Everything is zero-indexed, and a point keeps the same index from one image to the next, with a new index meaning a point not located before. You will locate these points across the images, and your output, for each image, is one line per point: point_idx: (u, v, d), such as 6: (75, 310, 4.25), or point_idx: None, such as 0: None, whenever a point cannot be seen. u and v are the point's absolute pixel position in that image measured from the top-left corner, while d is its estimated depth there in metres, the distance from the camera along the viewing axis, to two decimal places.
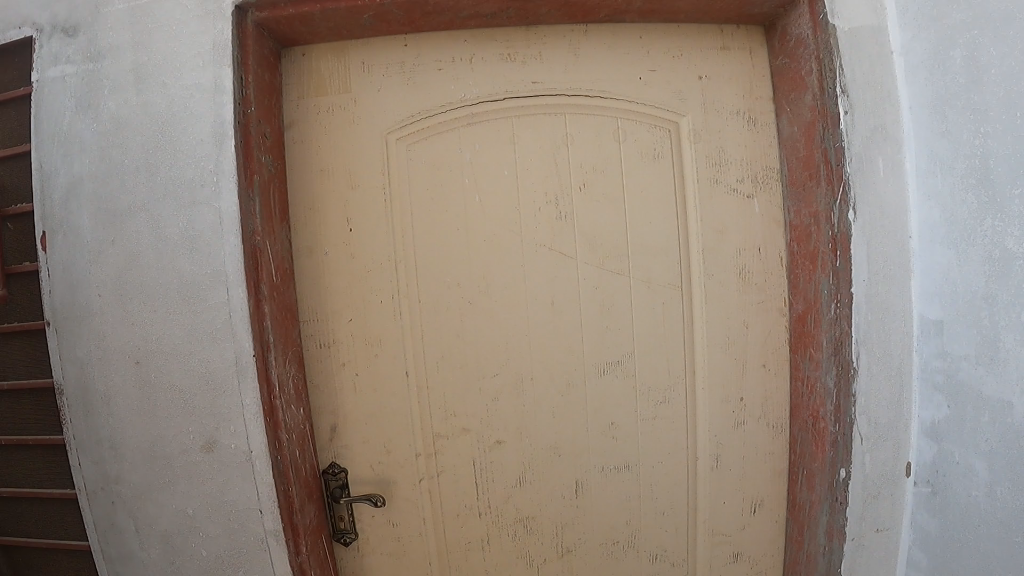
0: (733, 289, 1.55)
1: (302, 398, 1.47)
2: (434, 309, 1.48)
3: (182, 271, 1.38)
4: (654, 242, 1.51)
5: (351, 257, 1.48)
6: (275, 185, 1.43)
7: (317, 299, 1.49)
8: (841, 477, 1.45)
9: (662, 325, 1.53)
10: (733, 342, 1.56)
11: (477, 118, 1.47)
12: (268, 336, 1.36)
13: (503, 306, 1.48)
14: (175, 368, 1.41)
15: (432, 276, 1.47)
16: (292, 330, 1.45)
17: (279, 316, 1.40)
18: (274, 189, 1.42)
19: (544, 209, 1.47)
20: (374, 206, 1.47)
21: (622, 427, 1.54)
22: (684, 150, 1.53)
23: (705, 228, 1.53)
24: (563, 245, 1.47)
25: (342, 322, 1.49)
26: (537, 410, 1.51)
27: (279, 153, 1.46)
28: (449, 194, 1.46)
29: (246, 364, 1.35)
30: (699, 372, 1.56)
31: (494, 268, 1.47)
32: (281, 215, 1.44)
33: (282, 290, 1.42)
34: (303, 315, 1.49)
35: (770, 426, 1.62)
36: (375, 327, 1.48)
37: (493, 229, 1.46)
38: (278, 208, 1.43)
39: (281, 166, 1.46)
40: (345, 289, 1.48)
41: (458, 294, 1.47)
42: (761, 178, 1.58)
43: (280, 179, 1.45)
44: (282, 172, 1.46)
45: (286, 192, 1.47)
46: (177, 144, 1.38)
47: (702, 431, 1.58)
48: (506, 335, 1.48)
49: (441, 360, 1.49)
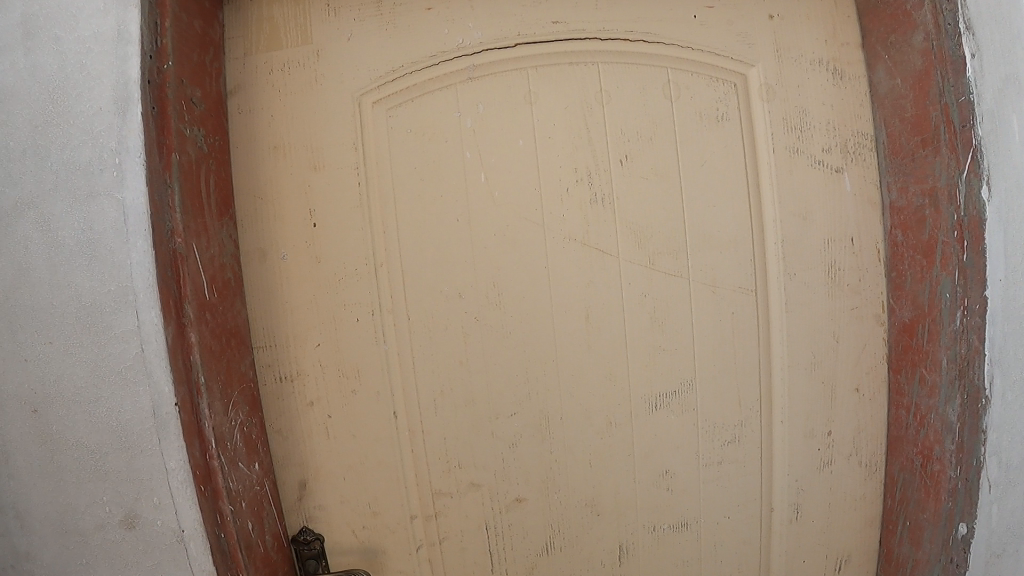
0: (820, 292, 1.17)
1: (255, 450, 1.08)
2: (425, 330, 1.08)
3: (80, 289, 1.01)
4: (722, 233, 1.11)
5: (317, 263, 1.10)
6: (210, 169, 1.05)
7: (275, 319, 1.11)
8: (960, 534, 1.10)
9: (730, 344, 1.13)
10: (820, 362, 1.19)
11: (482, 71, 1.08)
12: (198, 376, 0.99)
13: (520, 324, 1.06)
14: (79, 418, 1.04)
15: (421, 287, 1.07)
16: (240, 363, 1.08)
17: (218, 347, 1.03)
18: (208, 174, 1.05)
19: (573, 190, 1.06)
20: (347, 193, 1.09)
21: (679, 475, 1.16)
22: (755, 110, 1.15)
23: (785, 213, 1.15)
24: (601, 239, 1.06)
25: (308, 348, 1.11)
26: (569, 460, 1.11)
27: (217, 125, 1.08)
28: (442, 172, 1.06)
29: (167, 415, 0.99)
30: (777, 403, 1.18)
31: (506, 273, 1.06)
32: (222, 208, 1.07)
33: (223, 311, 1.05)
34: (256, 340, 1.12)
35: (863, 465, 1.26)
36: (352, 355, 1.10)
37: (503, 218, 1.06)
38: (216, 198, 1.06)
39: (222, 143, 1.09)
40: (309, 304, 1.11)
41: (458, 310, 1.07)
42: (852, 147, 1.20)
43: (217, 160, 1.07)
44: (213, 146, 1.06)
45: (222, 174, 1.08)
46: (72, 115, 1.00)
47: (780, 477, 1.21)
48: (523, 365, 1.07)
49: (439, 399, 1.09)
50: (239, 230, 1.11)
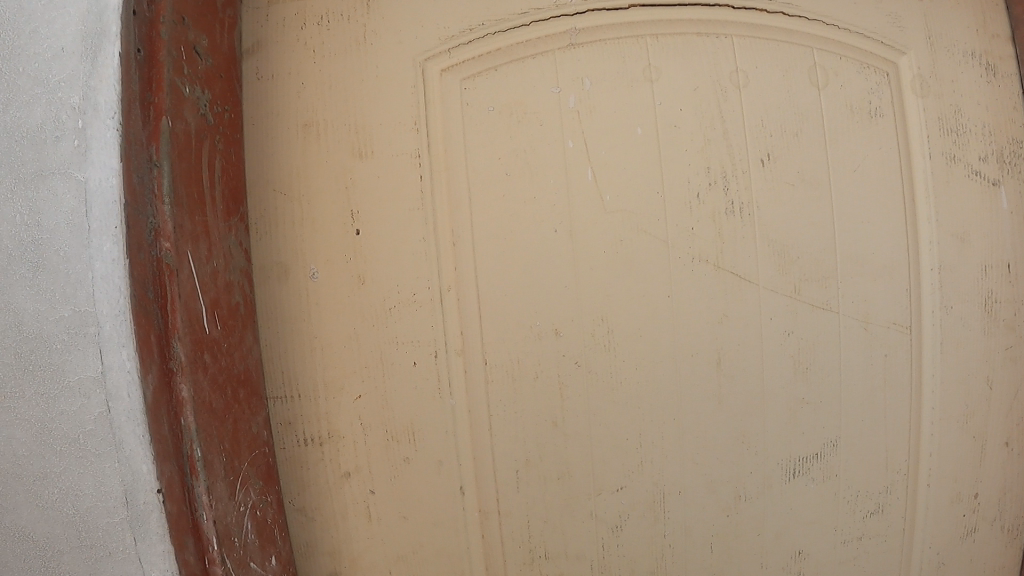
0: (977, 330, 0.96)
1: (270, 534, 0.82)
2: (507, 378, 0.80)
3: (19, 314, 0.69)
4: (875, 255, 0.89)
5: (360, 286, 0.82)
6: (215, 150, 0.79)
7: (301, 361, 0.86)
8: None
9: (880, 394, 0.91)
10: (972, 414, 0.98)
11: (586, 37, 0.82)
12: (191, 448, 0.71)
13: (634, 370, 0.80)
14: (14, 506, 0.71)
15: (502, 319, 0.80)
16: (250, 418, 0.81)
17: (221, 403, 0.75)
18: (212, 156, 0.78)
19: (705, 196, 0.81)
20: (404, 192, 0.81)
21: (813, 556, 0.92)
22: (906, 105, 0.94)
23: (941, 232, 0.94)
24: (740, 261, 0.82)
25: (344, 400, 0.85)
26: (685, 543, 0.86)
27: (226, 89, 0.81)
28: (534, 167, 0.80)
29: (146, 506, 0.69)
30: (925, 463, 0.96)
31: (618, 303, 0.79)
32: (230, 206, 0.81)
33: (231, 347, 0.79)
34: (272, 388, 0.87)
35: (1004, 530, 1.02)
36: (406, 411, 0.83)
37: (616, 229, 0.79)
38: (223, 190, 0.80)
39: (235, 119, 0.84)
40: (347, 340, 0.83)
41: (551, 352, 0.80)
42: (1009, 156, 0.98)
43: (223, 137, 0.81)
44: (213, 108, 0.78)
45: (229, 156, 0.82)
46: (15, 58, 0.68)
47: (918, 549, 0.98)
48: (637, 425, 0.82)
49: (523, 470, 0.82)
50: (255, 239, 0.86)
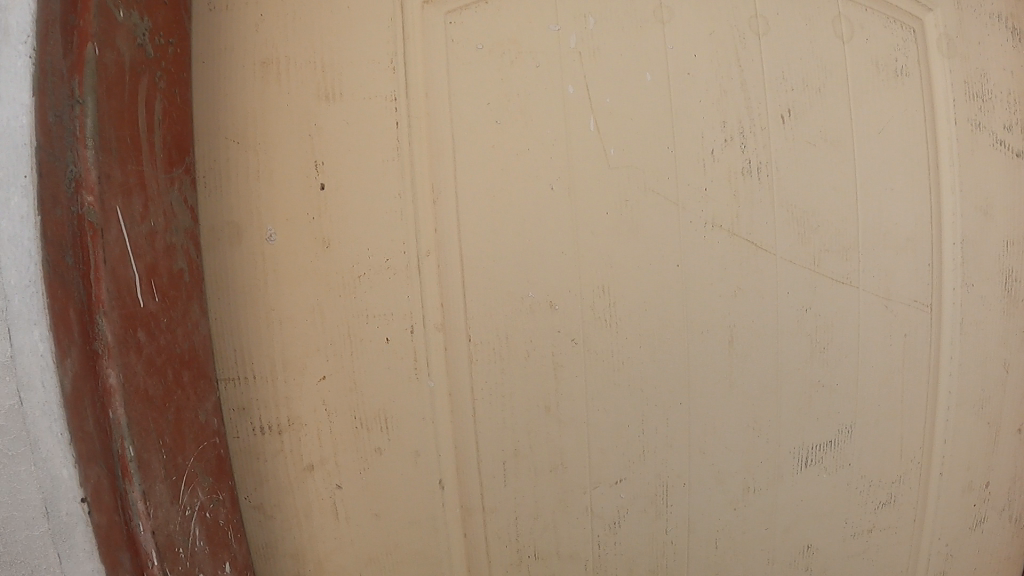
0: (998, 311, 0.89)
1: (221, 539, 0.71)
2: (494, 358, 0.70)
3: None
4: (897, 226, 0.82)
5: (326, 251, 0.71)
6: (155, 88, 0.66)
7: (256, 338, 0.74)
8: None
9: (897, 377, 0.84)
10: (989, 400, 0.91)
11: None
12: (122, 448, 0.60)
13: (638, 350, 0.71)
14: None
15: (489, 290, 0.69)
16: (196, 407, 0.70)
17: (161, 391, 0.65)
18: (152, 98, 0.66)
19: (720, 153, 0.72)
20: (377, 142, 0.70)
21: (823, 552, 0.85)
22: (935, 65, 0.85)
23: (966, 204, 0.86)
24: (757, 227, 0.73)
25: (306, 382, 0.74)
26: (688, 540, 0.78)
27: (170, 19, 0.69)
28: (528, 115, 0.69)
29: (70, 517, 0.57)
30: (939, 452, 0.89)
31: (622, 273, 0.70)
32: (171, 154, 0.69)
33: (173, 322, 0.67)
34: (223, 368, 0.75)
35: (1014, 522, 0.97)
36: (378, 394, 0.72)
37: (620, 189, 0.69)
38: (164, 136, 0.68)
39: (181, 56, 0.71)
40: (310, 313, 0.72)
41: (545, 328, 0.69)
42: None
43: (165, 74, 0.68)
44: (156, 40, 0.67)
45: (171, 97, 0.69)
46: None
47: (929, 544, 0.92)
48: (639, 410, 0.73)
49: (511, 460, 0.73)
50: (204, 196, 0.74)
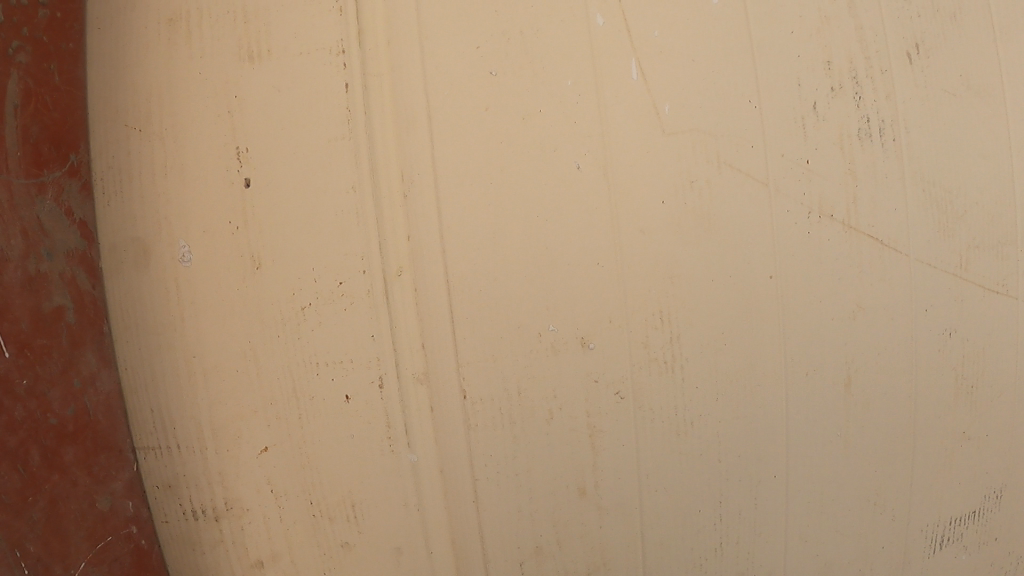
0: None
1: None
2: (501, 421, 0.48)
3: None
4: None
5: (257, 273, 0.49)
6: (10, 64, 0.49)
7: (176, 396, 0.52)
8: None
9: None
10: None
11: None
12: None
13: (711, 402, 0.49)
14: None
15: (491, 322, 0.47)
16: (88, 492, 0.52)
17: (15, 482, 0.48)
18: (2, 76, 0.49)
19: (825, 108, 0.48)
20: (320, 115, 0.48)
21: None
22: None
23: None
24: (878, 217, 0.50)
25: (244, 455, 0.52)
26: None
27: None
28: (536, 63, 0.46)
29: None
30: None
31: (684, 292, 0.47)
32: (40, 149, 0.50)
33: (40, 383, 0.50)
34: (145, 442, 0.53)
35: None
36: (340, 473, 0.51)
37: (680, 166, 0.47)
38: (26, 127, 0.50)
39: (64, 21, 0.52)
40: (241, 361, 0.51)
41: (573, 376, 0.47)
42: None
43: (34, 45, 0.50)
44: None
45: (41, 71, 0.51)
46: None
47: None
48: (713, 486, 0.50)
49: (530, 562, 0.51)
50: (108, 204, 0.52)
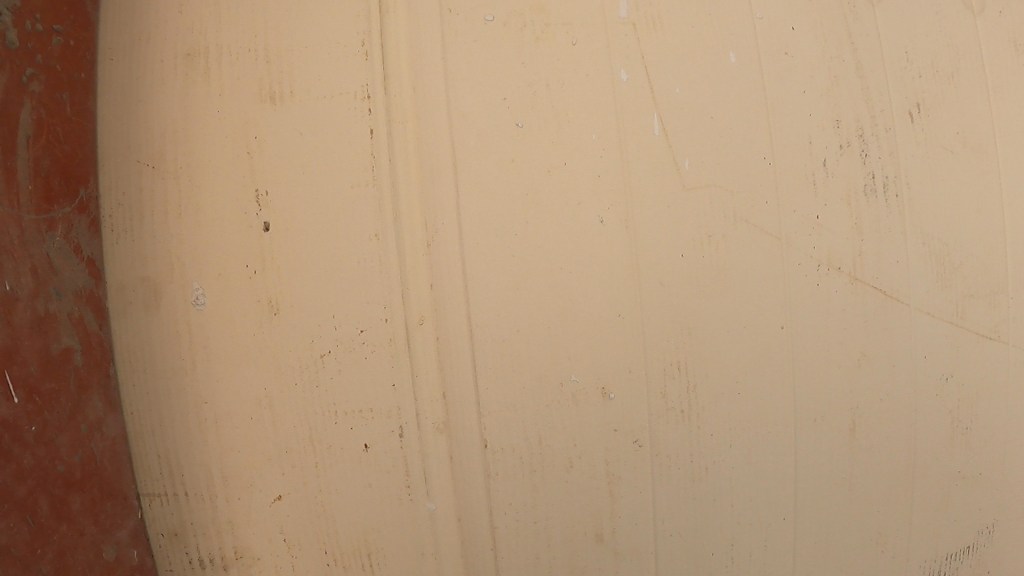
0: None
1: None
2: (520, 469, 0.48)
3: None
4: None
5: (275, 318, 0.49)
6: (19, 90, 0.46)
7: (185, 442, 0.51)
8: None
9: None
10: None
11: None
12: None
13: (726, 449, 0.50)
14: None
15: (512, 371, 0.47)
16: (95, 542, 0.50)
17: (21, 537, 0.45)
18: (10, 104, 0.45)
19: (834, 165, 0.50)
20: (343, 162, 0.48)
21: None
22: None
23: None
24: (882, 268, 0.52)
25: (256, 503, 0.51)
26: None
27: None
28: (561, 116, 0.47)
29: None
30: None
31: (701, 342, 0.48)
32: (51, 183, 0.48)
33: (49, 429, 0.47)
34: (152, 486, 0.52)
35: None
36: (355, 520, 0.50)
37: (698, 219, 0.48)
38: (36, 159, 0.47)
39: (77, 50, 0.50)
40: (256, 407, 0.50)
41: (593, 425, 0.48)
42: None
43: (44, 73, 0.48)
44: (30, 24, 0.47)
45: (51, 103, 0.48)
46: None
47: None
48: (725, 530, 0.51)
49: None
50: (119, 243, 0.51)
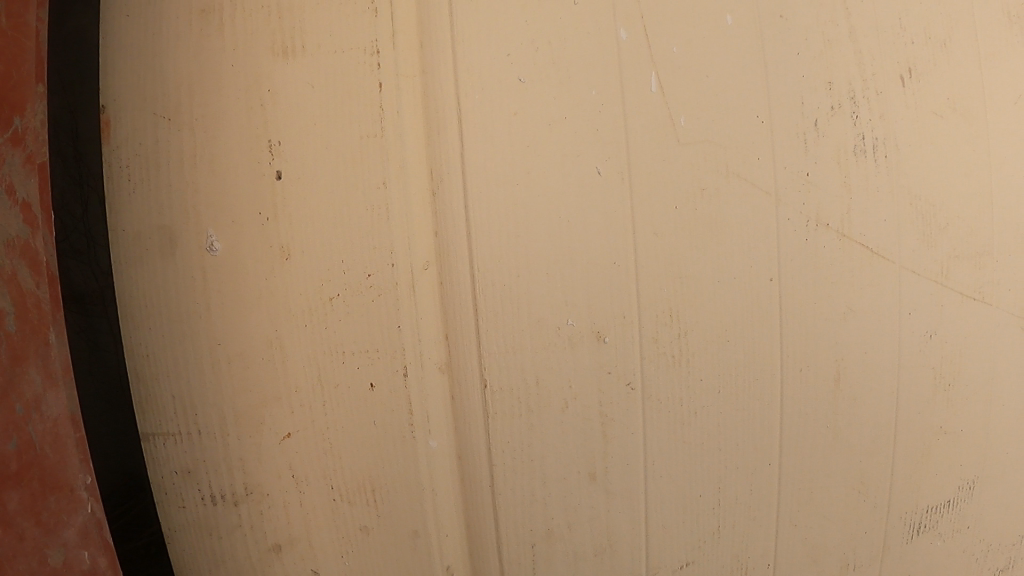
0: None
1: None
2: (519, 410, 0.51)
3: None
4: None
5: (286, 263, 0.51)
6: None
7: (200, 381, 0.53)
8: None
9: None
10: None
11: None
12: None
13: (714, 396, 0.53)
14: None
15: (512, 316, 0.50)
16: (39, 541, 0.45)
17: None
18: None
19: (826, 125, 0.52)
20: (352, 113, 0.50)
21: None
22: None
23: None
24: (871, 227, 0.54)
25: (266, 441, 0.53)
26: None
27: None
28: (562, 72, 0.49)
29: None
30: None
31: (693, 292, 0.51)
32: None
33: None
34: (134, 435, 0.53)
35: None
36: (361, 457, 0.53)
37: (692, 173, 0.50)
38: None
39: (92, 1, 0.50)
40: (267, 348, 0.52)
41: (588, 369, 0.50)
42: None
43: None
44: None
45: (70, 55, 0.50)
46: None
47: None
48: (713, 473, 0.54)
49: (541, 543, 0.54)
50: (81, 195, 0.50)
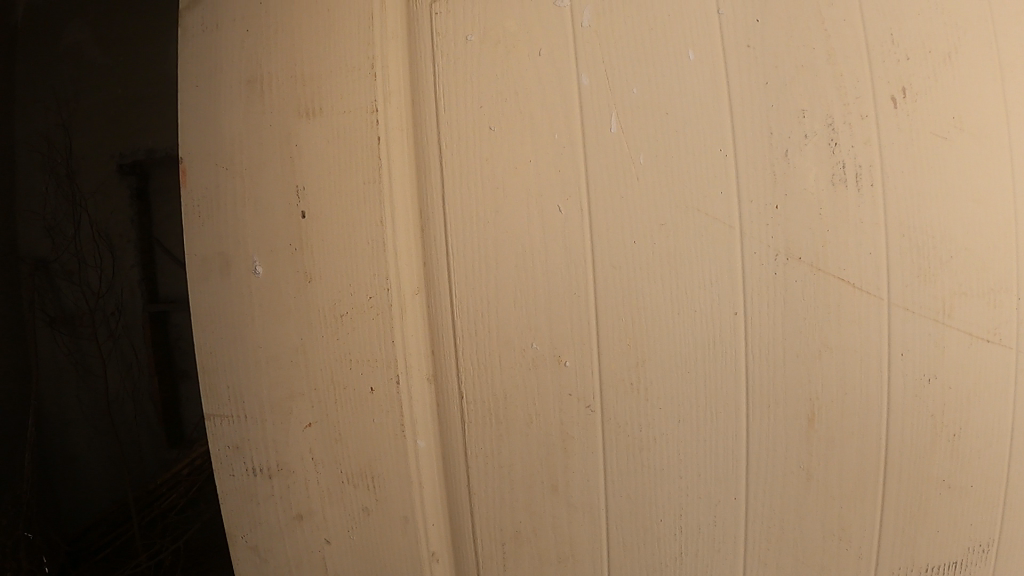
0: None
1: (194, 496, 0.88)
2: (489, 420, 0.58)
3: None
4: None
5: (307, 285, 0.62)
6: None
7: (246, 376, 0.67)
8: None
9: None
10: None
11: None
12: None
13: (674, 423, 0.55)
14: None
15: (484, 338, 0.56)
16: None
17: None
18: None
19: (796, 159, 0.52)
20: (357, 162, 0.59)
21: None
22: None
23: None
24: (853, 264, 0.52)
25: (292, 429, 0.65)
26: None
27: None
28: (530, 120, 0.55)
29: None
30: None
31: (652, 323, 0.53)
32: None
33: None
34: None
35: None
36: (362, 450, 0.63)
37: (653, 211, 0.53)
38: None
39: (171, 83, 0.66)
40: (292, 354, 0.64)
41: (550, 388, 0.55)
42: None
43: None
44: None
45: None
46: None
47: None
48: (674, 497, 0.56)
49: (511, 543, 0.60)
50: None
